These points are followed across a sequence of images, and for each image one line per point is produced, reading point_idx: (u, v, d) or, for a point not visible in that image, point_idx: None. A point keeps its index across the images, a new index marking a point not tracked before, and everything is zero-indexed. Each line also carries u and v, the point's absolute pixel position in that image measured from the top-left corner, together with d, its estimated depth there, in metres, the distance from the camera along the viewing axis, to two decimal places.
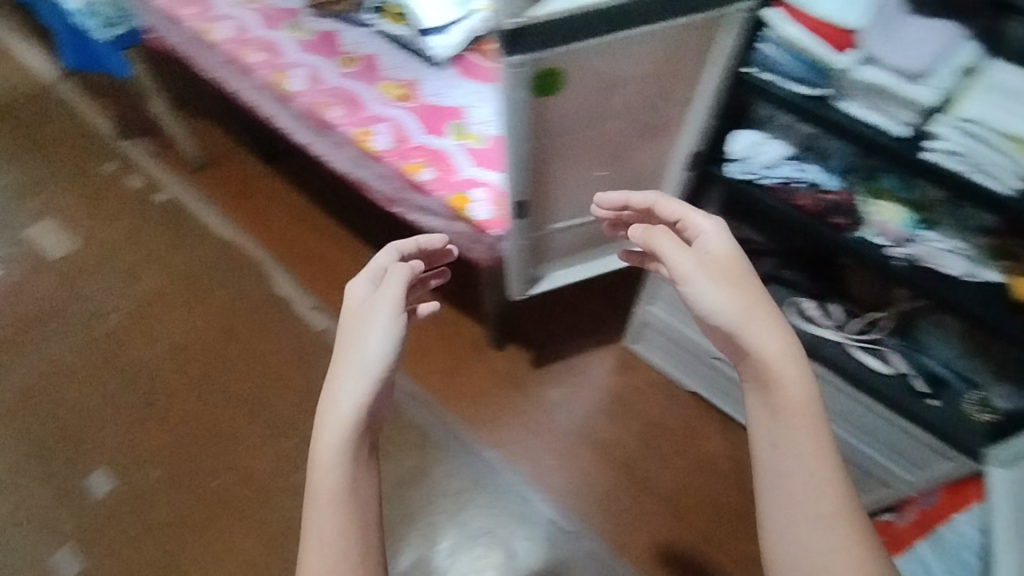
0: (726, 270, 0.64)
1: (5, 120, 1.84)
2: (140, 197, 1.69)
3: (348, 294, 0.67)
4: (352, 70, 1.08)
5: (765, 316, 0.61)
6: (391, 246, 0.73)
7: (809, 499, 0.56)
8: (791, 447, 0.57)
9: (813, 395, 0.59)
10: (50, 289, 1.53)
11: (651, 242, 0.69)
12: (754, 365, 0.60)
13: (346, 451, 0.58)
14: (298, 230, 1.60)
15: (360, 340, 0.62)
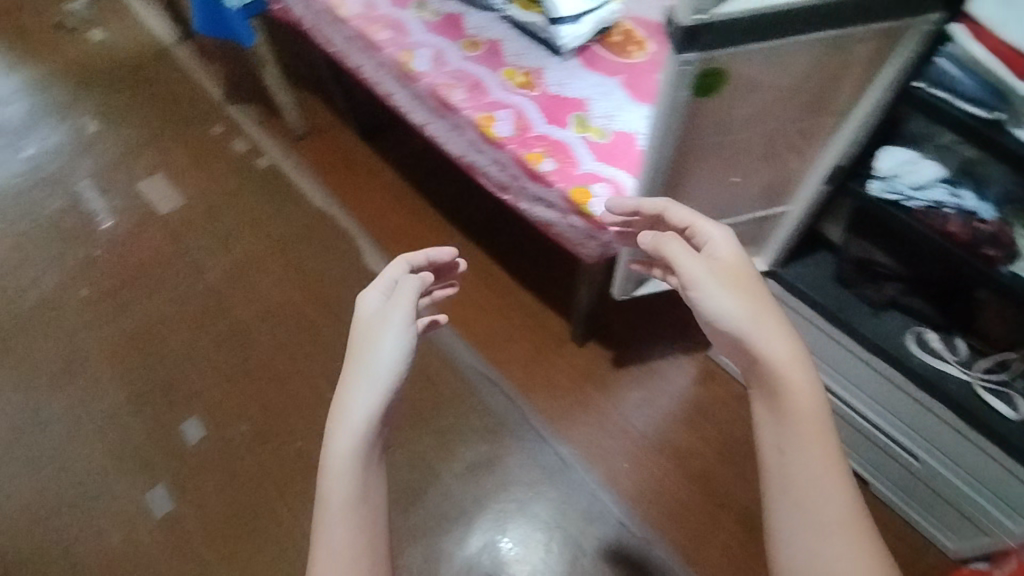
0: (733, 276, 0.73)
1: (126, 78, 1.94)
2: (243, 161, 1.75)
3: (359, 306, 0.79)
4: (476, 54, 1.08)
5: (763, 321, 0.70)
6: (401, 259, 0.86)
7: (814, 503, 0.64)
8: (798, 453, 0.66)
9: (820, 402, 0.67)
10: (157, 241, 1.61)
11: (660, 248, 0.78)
12: (763, 375, 0.69)
13: (357, 449, 0.70)
14: (391, 207, 1.64)
15: (373, 348, 0.74)
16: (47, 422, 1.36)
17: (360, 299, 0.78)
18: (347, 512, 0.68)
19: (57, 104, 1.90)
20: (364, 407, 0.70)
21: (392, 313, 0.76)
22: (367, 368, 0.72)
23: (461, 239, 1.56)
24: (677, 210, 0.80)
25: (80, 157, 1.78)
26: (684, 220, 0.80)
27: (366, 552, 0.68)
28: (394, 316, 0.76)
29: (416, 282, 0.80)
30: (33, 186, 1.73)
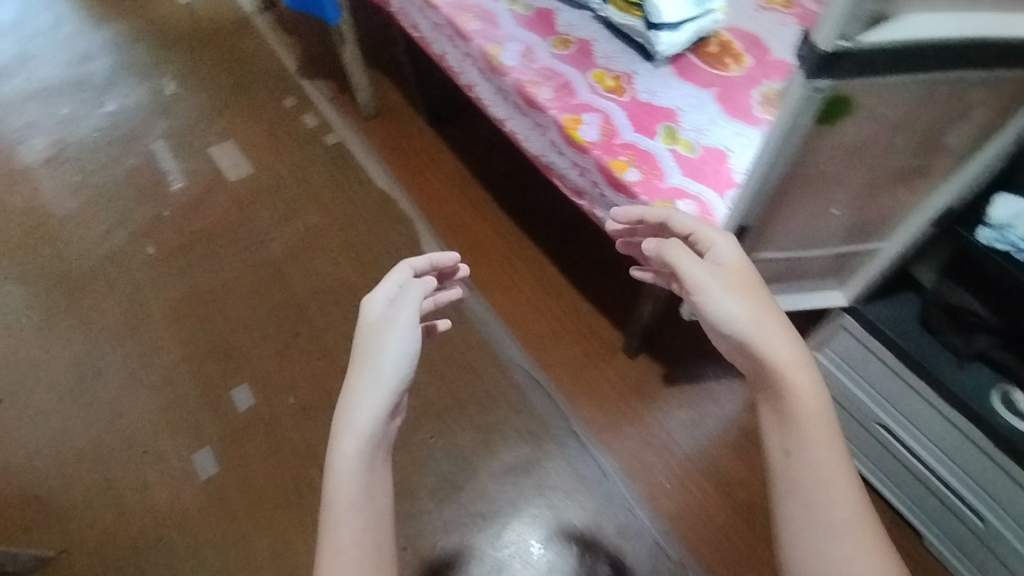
0: (736, 280, 0.75)
1: (208, 43, 1.98)
2: (312, 135, 1.77)
3: (364, 312, 0.80)
4: (566, 53, 1.05)
5: (766, 323, 0.71)
6: (405, 263, 0.87)
7: (821, 507, 0.65)
8: (805, 454, 0.67)
9: (824, 402, 0.69)
10: (224, 207, 1.64)
11: (664, 257, 0.79)
12: (768, 377, 0.71)
13: (364, 453, 0.70)
14: (453, 198, 1.63)
15: (379, 353, 0.75)
16: (105, 372, 1.40)
17: (365, 303, 0.79)
18: (352, 518, 0.68)
19: (140, 63, 1.95)
20: (370, 409, 0.71)
21: (397, 317, 0.77)
22: (373, 371, 0.74)
23: (520, 237, 1.55)
24: (681, 217, 0.81)
25: (157, 117, 1.82)
26: (687, 227, 0.81)
27: (371, 557, 0.68)
28: (399, 319, 0.77)
29: (422, 286, 0.81)
30: (111, 141, 1.78)
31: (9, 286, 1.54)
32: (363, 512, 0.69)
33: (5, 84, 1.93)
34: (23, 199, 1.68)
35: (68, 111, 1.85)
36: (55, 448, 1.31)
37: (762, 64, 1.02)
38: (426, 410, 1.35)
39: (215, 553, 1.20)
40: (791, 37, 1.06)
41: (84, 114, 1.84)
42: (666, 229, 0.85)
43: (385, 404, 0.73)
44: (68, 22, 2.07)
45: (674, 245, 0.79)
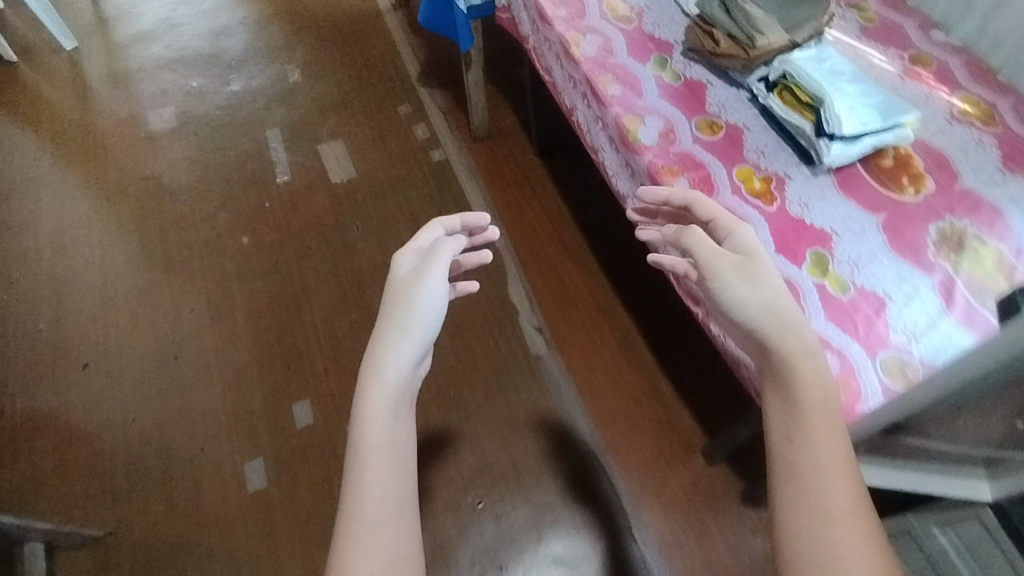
0: (750, 266, 0.70)
1: (339, 35, 1.99)
2: (419, 148, 1.73)
3: (395, 266, 0.77)
4: (712, 141, 0.93)
5: (777, 309, 0.65)
6: (435, 223, 0.84)
7: (820, 493, 0.53)
8: (808, 443, 0.56)
9: (832, 394, 0.59)
10: (321, 209, 1.63)
11: (682, 239, 0.77)
12: (773, 361, 0.63)
13: (392, 403, 0.65)
14: (548, 242, 1.55)
15: (411, 305, 0.71)
16: (182, 358, 1.42)
17: (396, 256, 0.76)
18: (379, 473, 0.62)
19: (271, 45, 1.98)
20: (396, 356, 0.68)
21: (430, 270, 0.75)
22: (405, 320, 0.70)
23: (612, 298, 1.45)
24: (704, 203, 0.80)
25: (277, 104, 1.84)
26: (708, 212, 0.79)
27: (394, 506, 0.61)
28: (433, 271, 0.74)
29: (457, 242, 0.79)
30: (231, 121, 1.81)
31: (115, 250, 1.60)
32: (390, 461, 0.63)
33: (149, 47, 2.01)
34: (142, 166, 1.75)
35: (198, 85, 1.90)
36: (125, 425, 1.35)
37: (946, 192, 0.86)
38: (480, 471, 1.28)
39: (247, 569, 1.18)
40: (987, 158, 0.88)
41: (211, 89, 1.89)
42: (690, 215, 0.84)
43: (413, 359, 0.69)
44: None
45: (693, 227, 0.77)
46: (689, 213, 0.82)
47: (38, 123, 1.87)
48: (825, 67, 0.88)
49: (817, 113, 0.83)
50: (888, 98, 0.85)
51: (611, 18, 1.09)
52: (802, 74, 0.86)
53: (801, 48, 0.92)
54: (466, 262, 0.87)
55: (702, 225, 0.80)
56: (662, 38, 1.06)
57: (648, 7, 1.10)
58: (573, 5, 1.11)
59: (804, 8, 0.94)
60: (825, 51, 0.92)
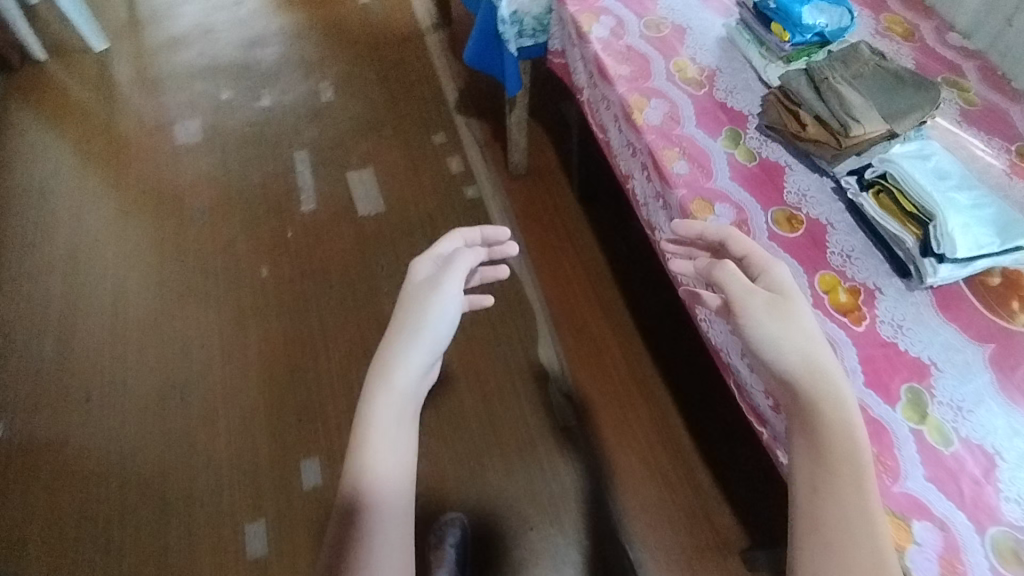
0: (783, 306, 0.66)
1: (377, 53, 1.90)
2: (453, 182, 1.63)
3: (411, 272, 0.67)
4: (791, 239, 0.82)
5: (811, 356, 0.63)
6: (455, 231, 0.73)
7: (842, 545, 0.54)
8: (834, 495, 0.56)
9: (858, 446, 0.59)
10: (346, 243, 1.54)
11: (714, 273, 0.73)
12: (802, 407, 0.62)
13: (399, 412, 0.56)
14: (584, 299, 1.44)
15: (427, 318, 0.61)
16: (189, 399, 1.34)
17: (414, 261, 0.66)
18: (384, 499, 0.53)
19: (305, 60, 1.90)
20: (406, 363, 0.58)
21: (447, 279, 0.64)
22: (415, 329, 0.60)
23: (648, 367, 1.34)
24: (739, 239, 0.75)
25: (307, 124, 1.75)
26: (742, 247, 0.74)
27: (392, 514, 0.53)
28: (448, 282, 0.64)
29: (476, 252, 0.68)
30: (258, 139, 1.73)
31: (128, 273, 1.53)
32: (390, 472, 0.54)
33: (180, 53, 1.94)
34: (164, 183, 1.67)
35: (228, 97, 1.83)
36: (124, 469, 1.27)
37: None
38: (495, 552, 1.18)
39: None
40: None
41: (240, 103, 1.81)
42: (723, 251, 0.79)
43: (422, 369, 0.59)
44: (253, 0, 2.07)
45: (726, 261, 0.72)
46: (722, 250, 0.77)
47: (61, 127, 1.80)
48: (931, 167, 0.77)
49: (925, 228, 0.72)
50: (1005, 210, 0.73)
51: (678, 80, 0.99)
52: (907, 178, 0.75)
53: (902, 140, 0.80)
54: (481, 282, 0.76)
55: (735, 260, 0.75)
56: (736, 107, 0.95)
57: (721, 69, 1.00)
58: (637, 64, 1.00)
59: (908, 91, 0.82)
60: (930, 144, 0.81)
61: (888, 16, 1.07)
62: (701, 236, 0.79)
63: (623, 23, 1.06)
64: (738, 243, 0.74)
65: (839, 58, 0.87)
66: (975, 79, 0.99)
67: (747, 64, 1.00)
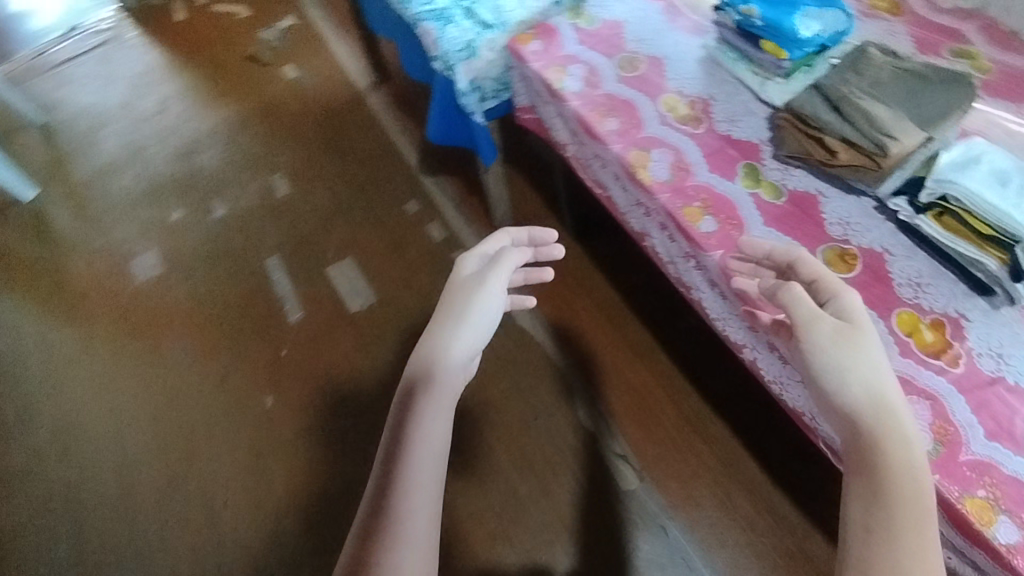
0: (854, 339, 0.60)
1: (323, 130, 1.79)
2: (440, 252, 1.53)
3: (459, 267, 0.72)
4: (851, 279, 0.74)
5: (878, 391, 0.58)
6: (502, 231, 0.79)
7: (882, 508, 0.51)
8: (891, 538, 0.50)
9: (921, 487, 0.52)
10: (346, 347, 1.43)
11: (778, 295, 0.66)
12: (862, 442, 0.55)
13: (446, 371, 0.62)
14: (610, 345, 1.35)
15: (470, 305, 0.67)
16: (226, 564, 1.23)
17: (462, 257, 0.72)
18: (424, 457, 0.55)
19: (250, 156, 1.78)
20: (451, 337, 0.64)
21: (491, 274, 0.70)
22: (461, 317, 0.66)
23: (697, 402, 1.27)
24: (809, 262, 0.68)
25: (270, 225, 1.64)
26: (810, 272, 0.67)
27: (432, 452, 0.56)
28: (493, 280, 0.70)
29: (520, 252, 0.73)
30: (223, 255, 1.61)
31: (125, 438, 1.41)
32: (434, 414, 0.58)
33: (115, 179, 1.81)
34: (136, 328, 1.55)
35: (178, 216, 1.70)
36: None
37: None
38: None
39: None
40: None
41: (194, 219, 1.69)
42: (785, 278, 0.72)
43: (463, 350, 0.65)
44: (176, 102, 1.94)
45: (793, 282, 0.66)
46: (789, 271, 0.70)
47: (8, 293, 1.66)
48: (985, 173, 0.69)
49: (1011, 250, 0.66)
50: None
51: (673, 120, 0.90)
52: (974, 197, 0.67)
53: (944, 147, 0.73)
54: (524, 282, 0.80)
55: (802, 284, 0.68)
56: (743, 138, 0.86)
57: (714, 97, 0.91)
58: (625, 112, 0.92)
59: (935, 91, 0.75)
60: (973, 142, 0.73)
61: None
62: (769, 256, 0.72)
63: (595, 68, 0.97)
64: (806, 267, 0.68)
65: (847, 67, 0.79)
66: (981, 42, 0.91)
67: (740, 85, 0.91)
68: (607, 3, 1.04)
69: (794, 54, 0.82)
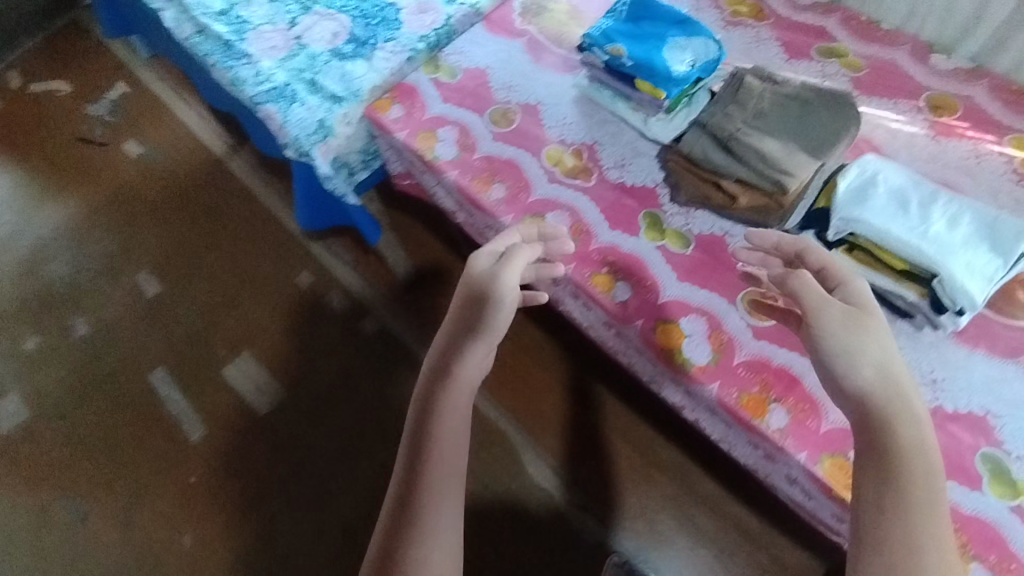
0: (864, 323, 0.58)
1: (185, 209, 1.60)
2: (346, 323, 1.41)
3: (471, 264, 0.68)
4: (775, 328, 0.70)
5: (890, 373, 0.56)
6: (512, 227, 0.74)
7: (898, 477, 0.51)
8: (905, 518, 0.49)
9: (934, 470, 0.52)
10: (264, 454, 1.29)
11: (787, 284, 0.64)
12: (874, 420, 0.54)
13: (467, 375, 0.60)
14: (544, 387, 1.27)
15: (484, 314, 0.64)
16: None
17: (475, 254, 0.68)
18: (443, 456, 0.56)
19: (106, 256, 1.56)
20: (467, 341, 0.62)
21: (504, 269, 0.67)
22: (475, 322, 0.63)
23: (644, 429, 1.22)
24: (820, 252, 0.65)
25: (147, 334, 1.45)
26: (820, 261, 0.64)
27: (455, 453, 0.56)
28: (507, 281, 0.66)
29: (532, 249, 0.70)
30: (99, 378, 1.41)
31: None
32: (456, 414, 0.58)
33: None
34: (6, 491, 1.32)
35: (33, 345, 1.46)
36: None
37: None
38: None
39: None
40: None
41: (54, 345, 1.46)
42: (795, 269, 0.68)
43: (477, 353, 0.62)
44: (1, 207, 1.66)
45: (801, 271, 0.64)
46: (797, 261, 0.66)
47: None
48: (886, 199, 0.67)
49: (930, 285, 0.64)
50: (981, 211, 0.65)
51: (562, 176, 0.83)
52: (884, 234, 0.65)
53: (840, 173, 0.70)
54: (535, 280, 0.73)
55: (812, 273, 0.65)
56: (637, 183, 0.80)
57: (599, 141, 0.84)
58: (510, 175, 0.83)
59: (819, 115, 0.71)
60: (865, 162, 0.70)
61: None
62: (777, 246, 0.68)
63: (467, 127, 0.88)
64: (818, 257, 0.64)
65: (729, 99, 0.74)
66: (845, 36, 0.90)
67: (622, 123, 0.85)
68: (464, 48, 0.94)
69: (670, 92, 0.76)
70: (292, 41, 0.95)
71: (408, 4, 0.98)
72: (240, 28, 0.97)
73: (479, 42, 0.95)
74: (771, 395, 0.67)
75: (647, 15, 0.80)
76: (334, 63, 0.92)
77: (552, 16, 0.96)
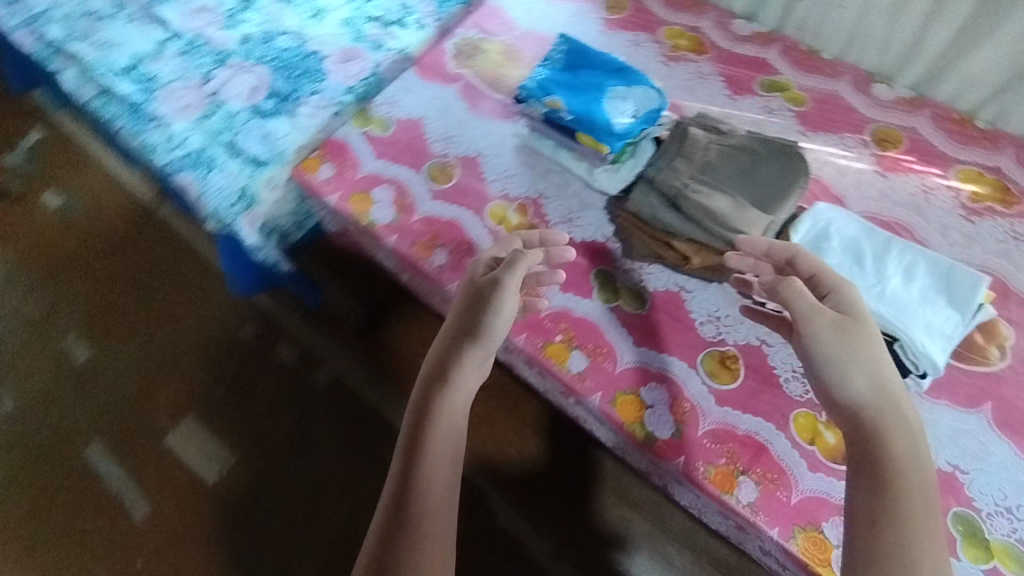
0: (856, 331, 0.58)
1: (116, 262, 1.49)
2: (296, 375, 1.33)
3: (472, 272, 0.69)
4: (737, 391, 0.68)
5: (885, 384, 0.57)
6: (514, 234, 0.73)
7: (891, 493, 0.54)
8: (898, 533, 0.52)
9: (926, 480, 0.55)
10: (216, 528, 1.21)
11: (775, 291, 0.61)
12: (867, 434, 0.56)
13: (461, 381, 0.63)
14: (508, 431, 1.23)
15: (482, 319, 0.65)
16: None
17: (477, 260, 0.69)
18: (437, 456, 0.61)
19: (29, 320, 1.44)
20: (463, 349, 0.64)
21: (504, 275, 0.66)
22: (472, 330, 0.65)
23: (614, 467, 1.19)
24: (809, 256, 0.62)
25: (81, 404, 1.34)
26: (810, 266, 0.62)
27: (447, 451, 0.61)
28: (507, 288, 0.66)
29: (535, 253, 0.68)
30: (30, 456, 1.30)
31: None
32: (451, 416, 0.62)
33: None
34: None
35: None
36: None
37: None
38: None
39: None
40: None
41: None
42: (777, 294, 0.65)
43: (473, 361, 0.64)
44: None
45: (792, 276, 0.61)
46: (787, 267, 0.63)
47: None
48: (841, 254, 0.65)
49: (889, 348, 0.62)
50: (935, 259, 0.64)
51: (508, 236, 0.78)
52: None
53: (791, 226, 0.68)
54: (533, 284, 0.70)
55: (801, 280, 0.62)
56: (587, 239, 0.76)
57: (544, 193, 0.80)
58: (453, 237, 0.78)
59: (766, 166, 0.69)
60: (817, 211, 0.68)
61: (666, 30, 0.92)
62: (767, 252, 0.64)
63: (404, 185, 0.82)
64: (809, 261, 0.62)
65: (675, 152, 0.71)
66: (787, 68, 0.87)
67: (567, 172, 0.80)
68: (396, 96, 0.88)
69: (614, 147, 0.72)
70: (206, 98, 0.88)
71: (333, 51, 0.92)
72: (148, 87, 0.89)
73: (412, 89, 0.89)
74: (739, 466, 0.64)
75: (585, 63, 0.76)
76: (254, 123, 0.86)
77: (488, 57, 0.91)
